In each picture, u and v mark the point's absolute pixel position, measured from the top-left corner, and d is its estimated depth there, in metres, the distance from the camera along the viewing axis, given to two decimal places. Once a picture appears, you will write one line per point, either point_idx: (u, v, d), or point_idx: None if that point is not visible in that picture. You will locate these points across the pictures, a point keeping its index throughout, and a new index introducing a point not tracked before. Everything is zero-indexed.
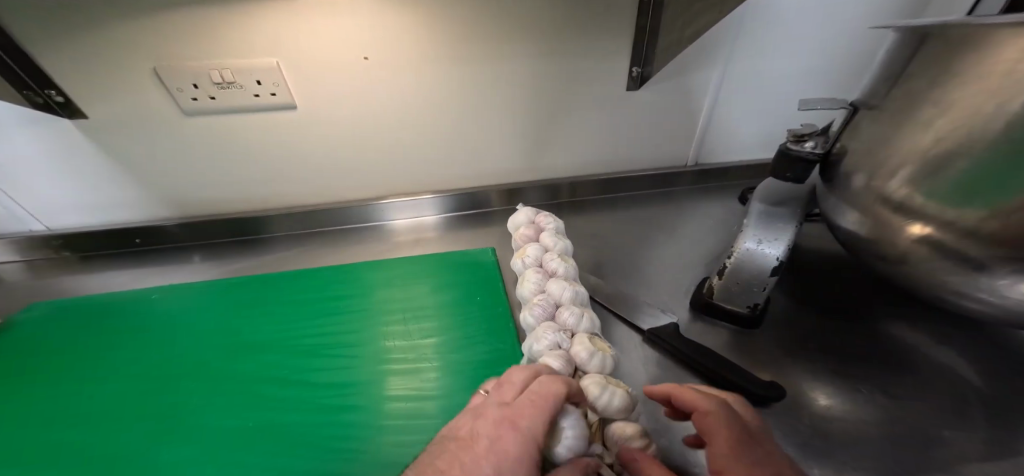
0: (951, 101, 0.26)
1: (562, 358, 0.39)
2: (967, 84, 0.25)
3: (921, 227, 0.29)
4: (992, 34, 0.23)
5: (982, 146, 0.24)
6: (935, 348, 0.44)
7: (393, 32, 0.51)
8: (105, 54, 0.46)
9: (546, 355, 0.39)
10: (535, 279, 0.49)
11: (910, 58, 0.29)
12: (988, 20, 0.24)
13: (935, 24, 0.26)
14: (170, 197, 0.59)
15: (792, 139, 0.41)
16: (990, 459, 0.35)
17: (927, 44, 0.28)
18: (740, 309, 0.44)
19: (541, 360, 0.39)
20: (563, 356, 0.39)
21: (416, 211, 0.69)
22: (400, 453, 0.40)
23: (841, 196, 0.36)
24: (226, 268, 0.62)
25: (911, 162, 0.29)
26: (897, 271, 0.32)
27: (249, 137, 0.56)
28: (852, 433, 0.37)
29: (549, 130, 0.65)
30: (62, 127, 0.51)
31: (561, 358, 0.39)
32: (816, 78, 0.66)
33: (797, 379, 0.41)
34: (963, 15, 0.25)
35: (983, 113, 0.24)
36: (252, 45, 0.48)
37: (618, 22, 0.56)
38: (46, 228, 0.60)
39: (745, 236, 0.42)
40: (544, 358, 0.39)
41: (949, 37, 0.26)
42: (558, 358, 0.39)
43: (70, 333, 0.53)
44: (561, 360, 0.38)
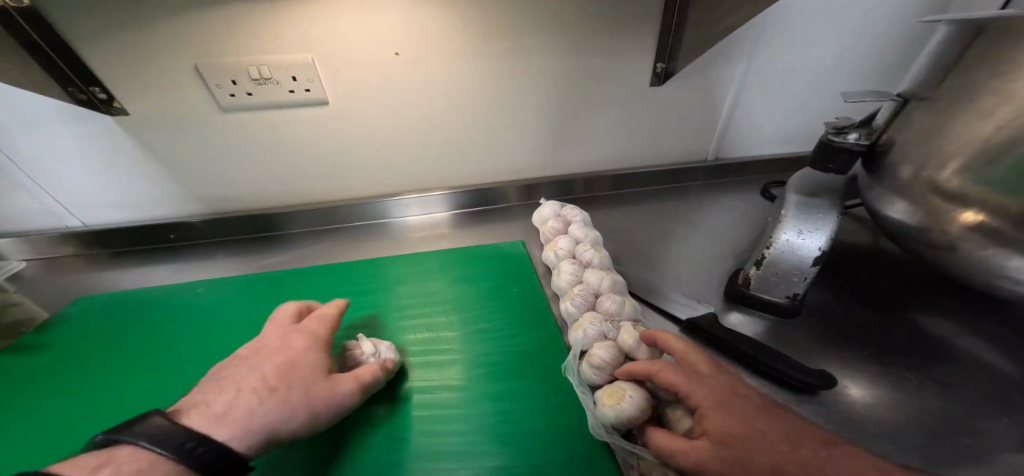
0: (1013, 92, 0.27)
1: (612, 348, 0.40)
2: None
3: (975, 214, 0.30)
4: None
5: None
6: (965, 335, 0.45)
7: (424, 28, 0.52)
8: (148, 51, 0.46)
9: (595, 346, 0.41)
10: (572, 269, 0.50)
11: (966, 49, 0.30)
12: None
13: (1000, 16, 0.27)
14: (201, 193, 0.60)
15: (833, 131, 0.43)
16: None
17: (986, 36, 0.29)
18: (779, 299, 0.45)
19: (590, 350, 0.41)
20: (612, 347, 0.40)
21: (424, 208, 0.69)
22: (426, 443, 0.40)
23: (888, 187, 0.37)
24: (255, 263, 0.62)
25: (966, 152, 0.30)
26: (947, 258, 0.34)
27: (280, 133, 0.56)
28: (896, 417, 0.38)
29: (571, 126, 0.66)
30: (101, 124, 0.51)
31: (611, 347, 0.40)
32: (839, 73, 0.66)
33: (838, 366, 0.42)
34: None
35: None
36: (289, 41, 0.49)
37: (646, 19, 0.56)
38: (81, 225, 0.61)
39: (785, 227, 0.43)
40: (594, 349, 0.41)
41: (1012, 30, 0.27)
42: (607, 349, 0.40)
43: (102, 329, 0.53)
44: (611, 350, 0.40)
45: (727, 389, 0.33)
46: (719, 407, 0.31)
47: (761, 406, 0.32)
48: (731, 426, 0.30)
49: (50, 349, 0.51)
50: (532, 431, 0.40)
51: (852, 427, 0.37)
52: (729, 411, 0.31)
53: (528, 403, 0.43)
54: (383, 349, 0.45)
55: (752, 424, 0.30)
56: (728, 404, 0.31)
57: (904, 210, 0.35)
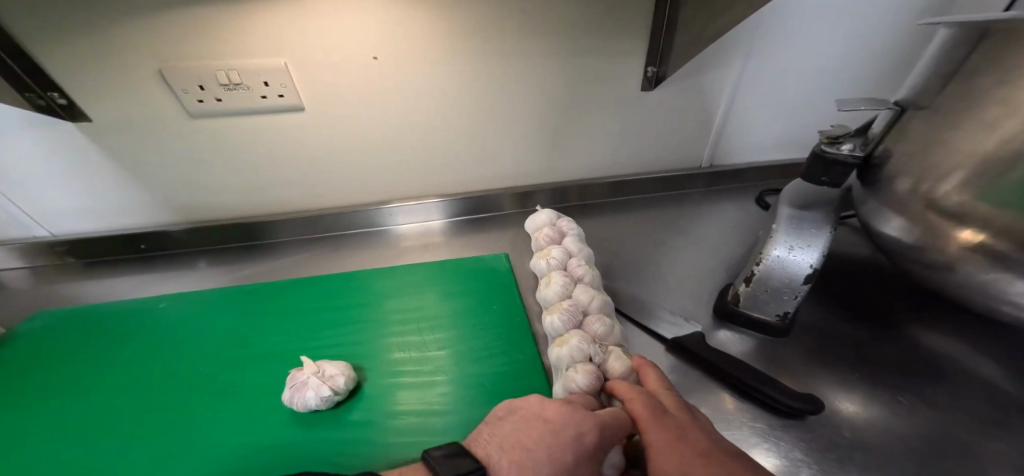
0: (1017, 101, 0.25)
1: (591, 374, 0.38)
2: None
3: (973, 234, 0.28)
4: None
5: None
6: (969, 354, 0.42)
7: (403, 31, 0.50)
8: (110, 56, 0.45)
9: (574, 370, 0.38)
10: (562, 282, 0.47)
11: (970, 53, 0.28)
12: None
13: (1002, 19, 0.25)
14: (174, 202, 0.58)
15: (826, 141, 0.40)
16: None
17: (988, 40, 0.26)
18: (769, 318, 0.42)
19: (568, 373, 0.38)
20: (591, 373, 0.38)
21: (426, 215, 0.68)
22: None
23: (884, 202, 0.35)
24: (231, 275, 0.60)
25: (968, 166, 0.27)
26: (947, 278, 0.31)
27: (254, 139, 0.54)
28: (893, 445, 0.35)
29: (560, 131, 0.64)
30: (65, 131, 0.50)
31: (590, 373, 0.38)
32: (837, 78, 0.64)
33: (831, 387, 0.39)
34: None
35: None
36: (259, 44, 0.47)
37: (635, 20, 0.54)
38: (50, 235, 0.59)
39: (775, 243, 0.41)
40: (571, 372, 0.38)
41: (1015, 34, 0.25)
42: (586, 375, 0.37)
43: (68, 345, 0.51)
44: (590, 375, 0.37)
45: (678, 431, 0.32)
46: (665, 447, 0.31)
47: (705, 453, 0.30)
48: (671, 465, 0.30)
49: (12, 364, 0.49)
50: None
51: (846, 455, 0.35)
52: (672, 452, 0.30)
53: None
54: (327, 367, 0.44)
55: (691, 467, 0.29)
56: (673, 446, 0.31)
57: (901, 226, 0.33)
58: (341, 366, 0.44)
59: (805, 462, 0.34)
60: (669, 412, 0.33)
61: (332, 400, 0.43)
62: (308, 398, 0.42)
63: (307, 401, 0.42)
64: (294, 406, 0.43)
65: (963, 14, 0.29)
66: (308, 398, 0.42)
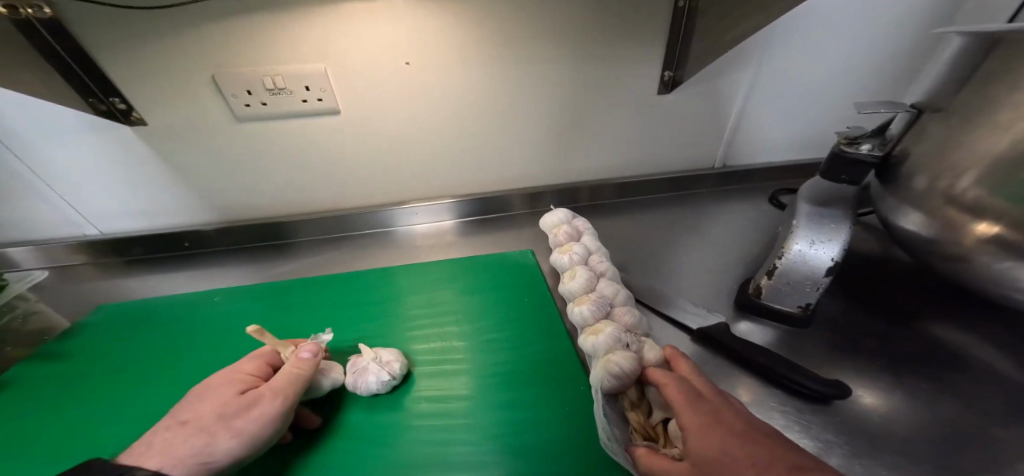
0: None
1: (631, 357, 0.38)
2: None
3: (988, 226, 0.30)
4: None
5: None
6: (981, 345, 0.45)
7: (436, 39, 0.52)
8: (166, 63, 0.47)
9: (614, 353, 0.39)
10: (587, 275, 0.49)
11: (981, 61, 0.30)
12: None
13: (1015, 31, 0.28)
14: (213, 202, 0.61)
15: (844, 141, 0.42)
16: None
17: (1002, 49, 0.29)
18: (790, 309, 0.45)
19: (608, 355, 0.39)
20: (633, 358, 0.38)
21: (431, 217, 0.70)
22: (434, 453, 0.40)
23: (902, 198, 0.37)
24: (266, 272, 0.63)
25: (983, 164, 0.30)
26: (962, 268, 0.34)
27: (291, 142, 0.57)
28: (912, 429, 0.37)
29: (579, 134, 0.66)
30: (118, 134, 0.52)
31: (630, 356, 0.38)
32: (847, 83, 0.66)
33: (850, 374, 0.42)
34: None
35: None
36: (302, 51, 0.49)
37: (655, 28, 0.57)
38: (99, 233, 0.61)
39: (796, 237, 0.43)
40: (611, 354, 0.39)
41: None
42: (627, 358, 0.38)
43: (121, 337, 0.53)
44: (631, 359, 0.38)
45: (712, 413, 0.31)
46: (700, 427, 0.31)
47: (742, 433, 0.30)
48: (706, 445, 0.29)
49: (66, 355, 0.51)
50: (558, 440, 0.40)
51: (867, 436, 0.37)
52: (710, 434, 0.30)
53: (542, 413, 0.43)
54: (383, 353, 0.46)
55: (726, 446, 0.29)
56: (711, 428, 0.30)
57: (919, 221, 0.36)
58: (395, 352, 0.47)
59: (829, 443, 0.36)
60: (702, 396, 0.33)
61: (390, 384, 0.45)
62: (370, 383, 0.44)
63: (368, 385, 0.44)
64: (357, 391, 0.45)
65: (977, 25, 0.31)
66: (369, 382, 0.44)
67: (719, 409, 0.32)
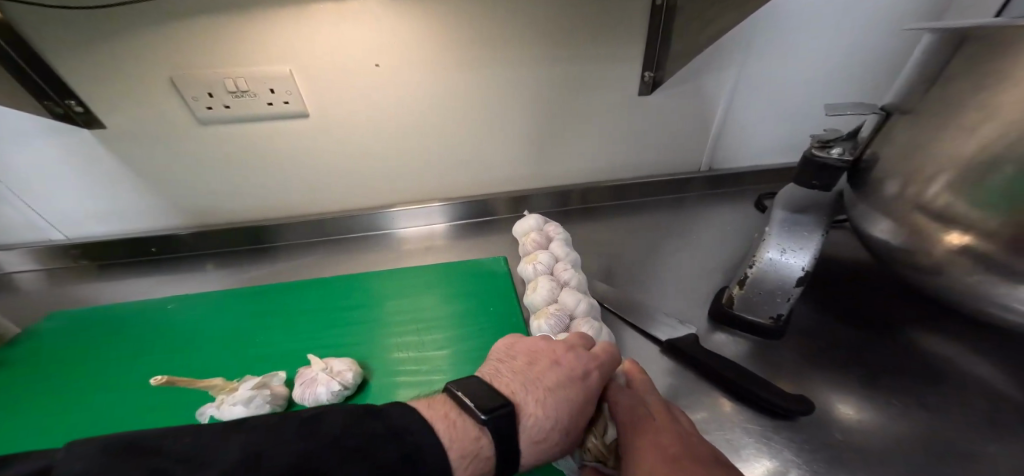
0: (993, 106, 0.26)
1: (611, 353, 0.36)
2: (1011, 87, 0.25)
3: (959, 236, 0.28)
4: None
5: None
6: (968, 358, 0.42)
7: (403, 39, 0.51)
8: (124, 65, 0.47)
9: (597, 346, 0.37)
10: (548, 286, 0.48)
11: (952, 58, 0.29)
12: None
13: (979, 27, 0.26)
14: (184, 206, 0.60)
15: (817, 145, 0.40)
16: None
17: (968, 46, 0.27)
18: (762, 320, 0.42)
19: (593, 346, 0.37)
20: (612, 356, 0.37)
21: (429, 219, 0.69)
22: None
23: (873, 204, 0.35)
24: (239, 277, 0.62)
25: (951, 168, 0.28)
26: (936, 279, 0.32)
27: (260, 145, 0.56)
28: (887, 449, 0.35)
29: (560, 136, 0.65)
30: (79, 137, 0.51)
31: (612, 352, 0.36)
32: (834, 84, 0.64)
33: (825, 390, 0.39)
34: (1005, 21, 0.25)
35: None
36: (267, 52, 0.48)
37: (631, 28, 0.55)
38: (66, 238, 0.61)
39: (767, 245, 0.41)
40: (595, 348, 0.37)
41: (993, 40, 0.26)
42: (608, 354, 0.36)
43: (78, 347, 0.52)
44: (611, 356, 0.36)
45: (652, 436, 0.30)
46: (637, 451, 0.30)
47: (674, 459, 0.29)
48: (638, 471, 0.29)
49: (35, 357, 0.51)
50: None
51: (837, 457, 0.35)
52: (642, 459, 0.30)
53: None
54: (334, 363, 0.45)
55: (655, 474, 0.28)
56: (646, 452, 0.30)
57: (889, 229, 0.34)
58: (348, 362, 0.45)
59: (796, 464, 0.34)
60: (648, 415, 0.32)
61: (340, 395, 0.43)
62: (319, 393, 0.43)
63: (317, 396, 0.43)
64: (306, 403, 0.43)
65: (945, 21, 0.30)
66: (319, 393, 0.43)
67: (659, 430, 0.31)
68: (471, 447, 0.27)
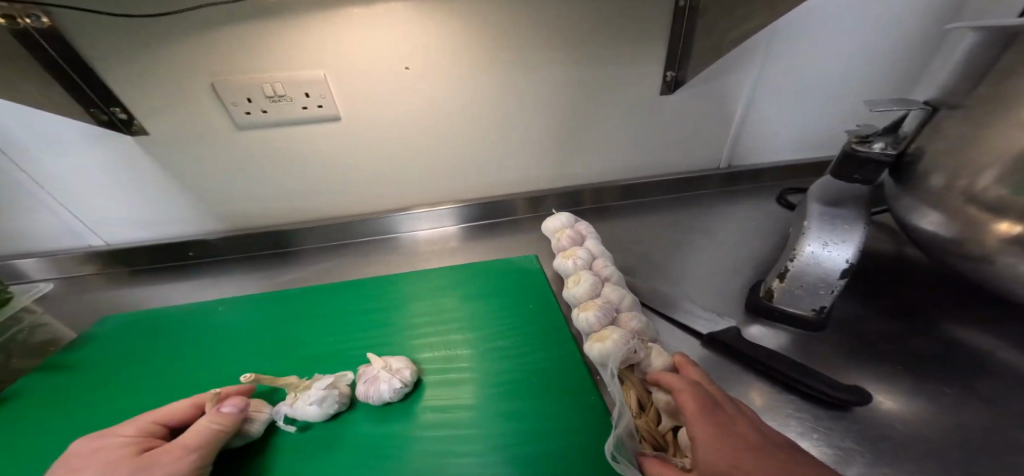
0: None
1: (665, 359, 0.39)
2: None
3: (1011, 226, 0.29)
4: None
5: None
6: (1005, 348, 0.43)
7: (431, 42, 0.52)
8: (166, 72, 0.47)
9: (654, 350, 0.40)
10: (592, 280, 0.48)
11: (999, 56, 0.30)
12: None
13: None
14: (215, 211, 0.60)
15: (856, 140, 0.42)
16: None
17: (1019, 44, 0.28)
18: (805, 313, 0.43)
19: (649, 348, 0.40)
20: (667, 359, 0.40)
21: (436, 221, 0.69)
22: (444, 463, 0.39)
23: (919, 197, 0.36)
24: (269, 281, 0.62)
25: (1003, 161, 0.29)
26: (985, 269, 0.33)
27: (292, 149, 0.56)
28: (937, 437, 0.36)
29: (580, 137, 0.66)
30: (120, 143, 0.52)
31: (666, 359, 0.39)
32: (853, 81, 0.65)
33: (871, 380, 0.40)
34: None
35: None
36: (304, 57, 0.49)
37: (656, 28, 0.56)
38: (105, 244, 0.61)
39: (808, 238, 0.42)
40: (651, 352, 0.40)
41: None
42: (663, 359, 0.39)
43: (132, 346, 0.53)
44: (665, 361, 0.39)
45: (725, 423, 0.31)
46: (710, 439, 0.30)
47: (755, 447, 0.29)
48: (716, 458, 0.29)
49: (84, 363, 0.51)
50: (555, 451, 0.39)
51: (890, 444, 0.36)
52: (720, 447, 0.29)
53: (554, 422, 0.42)
54: (393, 361, 0.45)
55: (738, 460, 0.28)
56: (722, 440, 0.30)
57: (938, 221, 0.35)
58: (405, 360, 0.46)
59: (849, 452, 0.35)
60: (714, 403, 0.32)
61: (402, 392, 0.44)
62: (381, 390, 0.43)
63: (381, 393, 0.43)
64: (368, 400, 0.44)
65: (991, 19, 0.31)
66: (381, 390, 0.43)
67: (730, 417, 0.32)
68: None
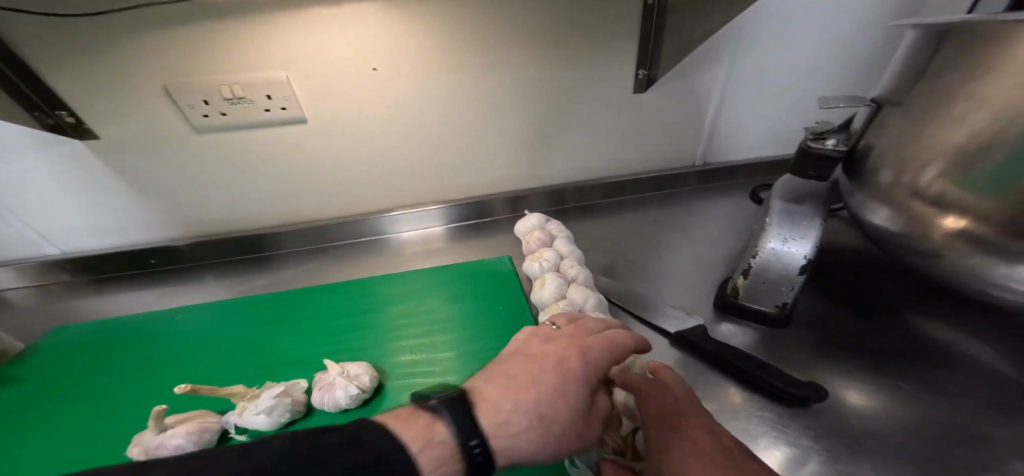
0: (981, 98, 0.27)
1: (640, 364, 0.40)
2: (996, 80, 0.26)
3: (956, 220, 0.30)
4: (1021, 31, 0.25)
5: (1015, 138, 0.26)
6: (966, 340, 0.43)
7: (397, 40, 0.51)
8: (119, 75, 0.46)
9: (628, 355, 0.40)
10: (556, 283, 0.49)
11: (935, 52, 0.30)
12: (1013, 20, 0.25)
13: (962, 23, 0.28)
14: (180, 217, 0.59)
15: (812, 137, 0.42)
16: None
17: (953, 40, 0.29)
18: (768, 309, 0.43)
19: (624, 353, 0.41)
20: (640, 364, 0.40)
21: (428, 221, 0.69)
22: None
23: (870, 193, 0.36)
24: (240, 286, 0.61)
25: (944, 157, 0.30)
26: (935, 264, 0.33)
27: (257, 152, 0.55)
28: (896, 431, 0.36)
29: (556, 135, 0.65)
30: (71, 149, 0.50)
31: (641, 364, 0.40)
32: (822, 77, 0.66)
33: (832, 376, 0.40)
34: (986, 15, 0.27)
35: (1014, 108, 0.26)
36: (265, 59, 0.48)
37: (626, 26, 0.56)
38: (61, 252, 0.59)
39: (768, 236, 0.42)
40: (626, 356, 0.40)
41: (976, 34, 0.27)
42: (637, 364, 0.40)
43: (92, 358, 0.52)
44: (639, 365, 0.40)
45: (683, 430, 0.31)
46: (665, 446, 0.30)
47: (708, 453, 0.29)
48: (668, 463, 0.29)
49: (47, 374, 0.50)
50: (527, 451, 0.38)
51: (850, 439, 0.36)
52: (673, 454, 0.29)
53: None
54: (350, 367, 0.45)
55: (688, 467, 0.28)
56: (676, 447, 0.30)
57: (888, 217, 0.35)
58: (363, 366, 0.45)
59: (809, 449, 0.35)
60: (678, 408, 0.32)
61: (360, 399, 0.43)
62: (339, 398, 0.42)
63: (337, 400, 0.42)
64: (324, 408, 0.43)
65: (929, 16, 0.31)
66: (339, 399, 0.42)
67: (690, 423, 0.31)
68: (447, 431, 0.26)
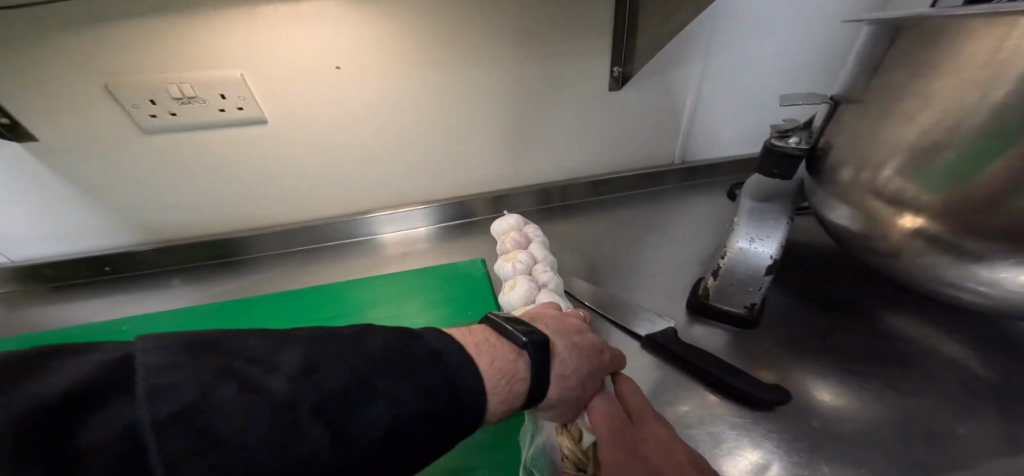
0: (931, 94, 0.27)
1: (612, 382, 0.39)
2: (947, 75, 0.26)
3: (913, 218, 0.29)
4: (966, 25, 0.24)
5: (967, 133, 0.25)
6: (937, 339, 0.43)
7: (359, 37, 0.49)
8: (59, 74, 0.44)
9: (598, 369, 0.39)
10: (526, 287, 0.47)
11: (887, 48, 0.30)
12: (958, 14, 0.25)
13: (909, 18, 0.28)
14: (138, 221, 0.56)
15: (776, 135, 0.41)
16: (1009, 453, 0.33)
17: (903, 36, 0.29)
18: (737, 309, 0.42)
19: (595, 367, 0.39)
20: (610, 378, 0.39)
21: (407, 223, 0.67)
22: None
23: (831, 191, 0.36)
24: (206, 292, 0.59)
25: (899, 153, 0.29)
26: (896, 264, 0.32)
27: (215, 153, 0.53)
28: (862, 433, 0.35)
29: (535, 133, 0.64)
30: (10, 151, 0.48)
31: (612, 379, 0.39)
32: (795, 74, 0.66)
33: (800, 377, 0.40)
34: (932, 10, 0.27)
35: (966, 103, 0.25)
36: (219, 56, 0.46)
37: (599, 22, 0.55)
38: (10, 260, 0.56)
39: (738, 235, 0.42)
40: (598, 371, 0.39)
41: (923, 29, 0.27)
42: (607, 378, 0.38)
43: None
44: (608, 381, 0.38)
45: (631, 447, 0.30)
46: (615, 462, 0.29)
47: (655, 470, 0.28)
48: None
49: None
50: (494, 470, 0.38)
51: (816, 443, 0.35)
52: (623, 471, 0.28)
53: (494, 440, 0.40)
54: None
55: None
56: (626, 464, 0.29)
57: (848, 216, 0.34)
58: None
59: (773, 454, 0.34)
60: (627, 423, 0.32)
61: None
62: None
63: None
64: None
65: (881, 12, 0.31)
66: None
67: (637, 440, 0.31)
68: (509, 366, 0.27)
